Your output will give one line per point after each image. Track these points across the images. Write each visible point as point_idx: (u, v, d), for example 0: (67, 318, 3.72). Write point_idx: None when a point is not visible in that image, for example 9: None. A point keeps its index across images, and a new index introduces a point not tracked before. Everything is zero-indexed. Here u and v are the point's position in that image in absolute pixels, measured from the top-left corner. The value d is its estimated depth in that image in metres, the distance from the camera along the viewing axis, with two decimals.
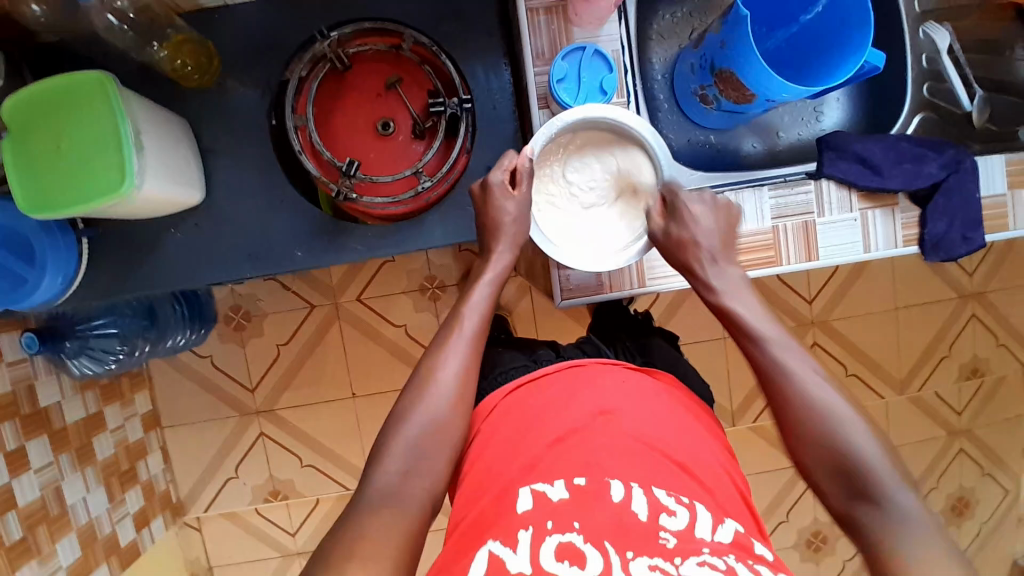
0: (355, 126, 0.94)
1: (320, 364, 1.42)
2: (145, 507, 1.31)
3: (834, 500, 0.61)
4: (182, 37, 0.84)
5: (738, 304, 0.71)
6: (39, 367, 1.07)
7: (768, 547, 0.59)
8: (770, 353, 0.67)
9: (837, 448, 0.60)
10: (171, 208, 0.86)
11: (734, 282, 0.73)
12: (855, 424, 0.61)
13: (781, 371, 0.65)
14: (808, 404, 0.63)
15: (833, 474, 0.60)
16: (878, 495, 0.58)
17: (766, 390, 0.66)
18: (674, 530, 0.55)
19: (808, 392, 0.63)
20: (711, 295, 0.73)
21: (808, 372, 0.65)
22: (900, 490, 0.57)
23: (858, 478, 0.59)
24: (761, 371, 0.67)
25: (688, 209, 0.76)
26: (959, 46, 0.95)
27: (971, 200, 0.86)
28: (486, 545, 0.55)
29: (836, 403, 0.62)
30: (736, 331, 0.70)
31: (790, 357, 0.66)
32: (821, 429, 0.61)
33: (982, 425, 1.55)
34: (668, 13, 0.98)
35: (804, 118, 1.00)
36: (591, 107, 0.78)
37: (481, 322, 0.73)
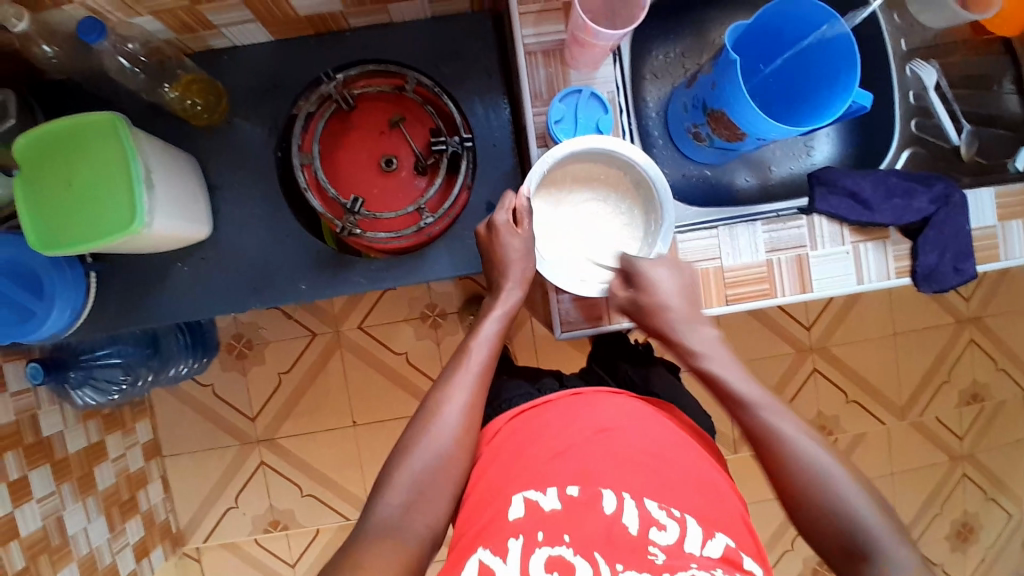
0: (359, 162, 0.95)
1: (321, 392, 1.43)
2: (145, 537, 1.31)
3: (834, 561, 0.64)
4: (191, 77, 0.87)
5: (723, 371, 0.74)
6: (43, 398, 1.08)
7: (758, 563, 0.60)
8: (760, 418, 0.69)
9: (834, 513, 0.63)
10: (178, 243, 0.88)
11: (710, 343, 0.76)
12: (842, 479, 0.65)
13: (774, 436, 0.68)
14: (801, 468, 0.65)
15: (835, 539, 0.63)
16: (877, 556, 0.61)
17: (758, 453, 0.69)
18: (663, 545, 0.56)
19: (801, 455, 0.66)
20: (691, 361, 0.76)
21: (800, 434, 0.68)
22: (892, 544, 0.61)
23: (858, 541, 0.62)
24: (751, 436, 0.70)
25: (650, 274, 0.79)
26: (945, 82, 0.98)
27: (962, 232, 0.88)
28: (476, 553, 0.57)
29: (827, 461, 0.65)
30: (724, 398, 0.73)
31: (781, 421, 0.68)
32: (814, 495, 0.64)
33: (984, 449, 1.55)
34: (661, 53, 1.02)
35: (796, 153, 1.03)
36: (578, 140, 0.79)
37: (490, 355, 0.75)
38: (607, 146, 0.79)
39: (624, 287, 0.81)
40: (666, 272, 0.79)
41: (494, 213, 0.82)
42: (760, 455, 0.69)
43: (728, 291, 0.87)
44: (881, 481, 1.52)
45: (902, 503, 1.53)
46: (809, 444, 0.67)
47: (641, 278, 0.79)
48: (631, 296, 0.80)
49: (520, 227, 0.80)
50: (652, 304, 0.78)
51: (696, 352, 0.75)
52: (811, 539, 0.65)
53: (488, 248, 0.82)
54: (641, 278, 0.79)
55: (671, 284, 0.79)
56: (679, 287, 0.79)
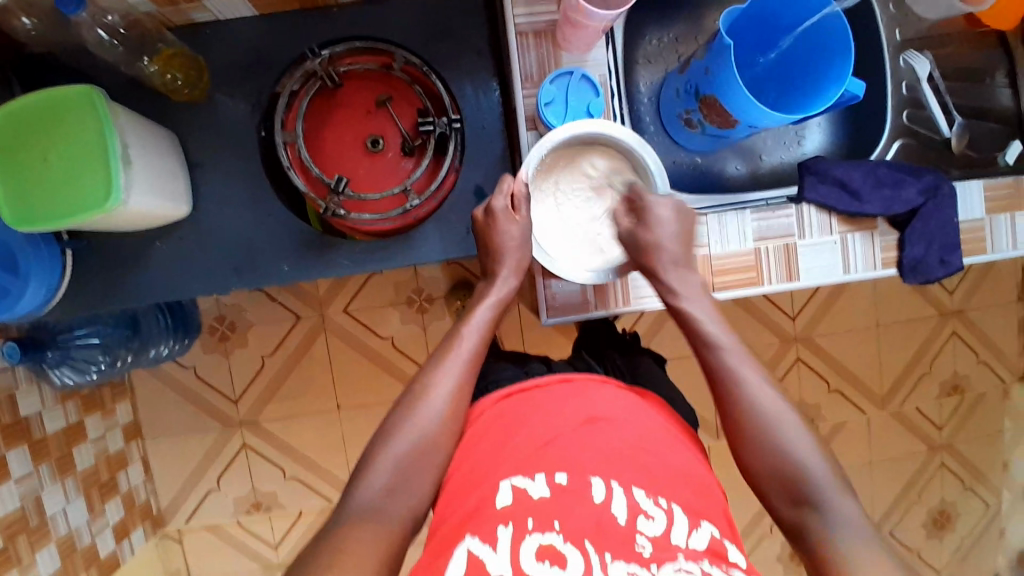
0: (344, 142, 0.93)
1: (305, 375, 1.42)
2: (126, 518, 1.29)
3: (778, 506, 0.64)
4: (172, 51, 0.84)
5: (692, 307, 0.74)
6: (20, 377, 1.06)
7: (741, 552, 0.60)
8: (723, 358, 0.70)
9: (782, 458, 0.64)
10: (157, 221, 0.85)
11: (693, 288, 0.76)
12: (792, 425, 0.65)
13: (733, 377, 0.68)
14: (756, 414, 0.66)
15: (779, 484, 0.64)
16: (816, 500, 0.62)
17: (716, 395, 0.69)
18: (650, 535, 0.57)
19: (755, 400, 0.67)
20: (669, 300, 0.76)
21: (758, 381, 0.68)
22: (835, 495, 0.62)
23: (802, 486, 0.62)
24: (710, 375, 0.70)
25: (654, 211, 0.77)
26: (938, 73, 0.98)
27: (949, 224, 0.88)
28: (465, 542, 0.56)
29: (782, 412, 0.66)
30: (695, 342, 0.73)
31: (742, 369, 0.69)
32: (761, 435, 0.65)
33: (962, 440, 1.57)
34: (655, 38, 1.00)
35: (786, 142, 1.02)
36: (577, 124, 0.78)
37: (480, 341, 0.74)
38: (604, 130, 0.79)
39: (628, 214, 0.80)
40: (669, 212, 0.78)
41: (492, 197, 0.81)
42: (717, 391, 0.69)
43: (715, 279, 0.87)
44: (860, 470, 1.54)
45: (881, 490, 1.56)
46: (763, 390, 0.67)
47: (647, 211, 0.77)
48: (633, 227, 0.78)
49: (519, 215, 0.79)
50: (652, 240, 0.77)
51: (674, 290, 0.76)
52: (755, 482, 0.66)
53: (482, 234, 0.80)
54: (649, 214, 0.77)
55: (673, 228, 0.77)
56: (678, 229, 0.78)
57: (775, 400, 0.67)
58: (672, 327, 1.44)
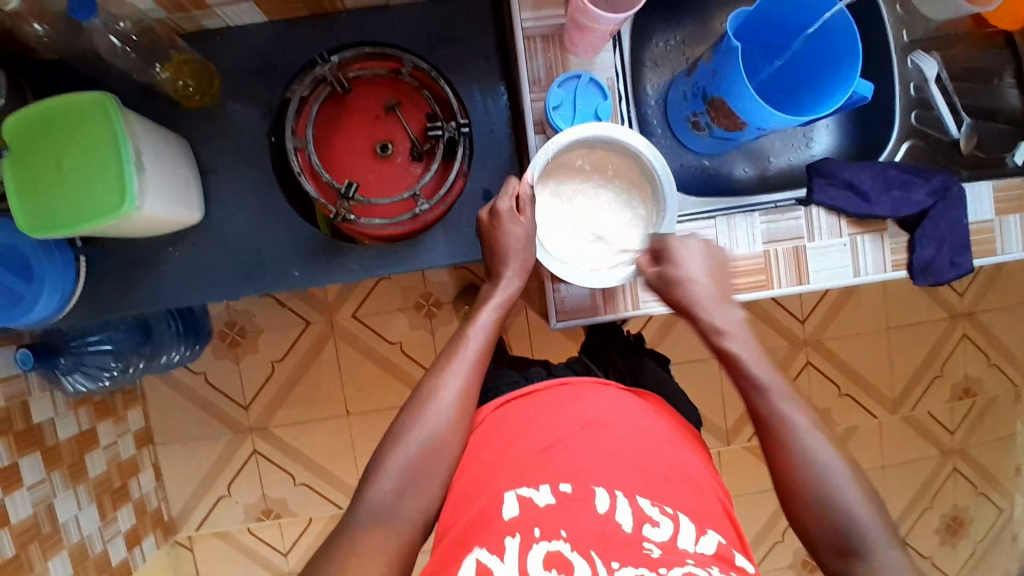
0: (353, 147, 0.93)
1: (314, 381, 1.42)
2: (137, 525, 1.30)
3: (824, 556, 0.64)
4: (183, 58, 0.86)
5: (737, 345, 0.73)
6: (33, 383, 1.07)
7: (747, 559, 0.60)
8: (771, 404, 0.68)
9: (835, 510, 0.63)
10: (169, 227, 0.86)
11: (734, 323, 0.75)
12: (841, 473, 0.64)
13: (785, 427, 0.67)
14: (806, 464, 0.65)
15: (831, 536, 0.63)
16: (866, 552, 0.61)
17: (764, 440, 0.68)
18: (658, 541, 0.56)
19: (807, 450, 0.66)
20: (712, 339, 0.75)
21: (810, 430, 0.67)
22: (885, 546, 0.61)
23: (853, 540, 0.62)
24: (757, 418, 0.69)
25: (680, 252, 0.78)
26: (947, 75, 0.97)
27: (959, 225, 0.88)
28: (474, 553, 0.56)
29: (830, 459, 0.65)
30: (740, 382, 0.72)
31: (792, 417, 0.67)
32: (813, 490, 0.64)
33: (975, 444, 1.56)
34: (662, 41, 1.01)
35: (794, 144, 1.02)
36: (579, 128, 0.78)
37: (486, 343, 0.74)
38: (608, 134, 0.78)
39: (652, 265, 0.80)
40: (696, 250, 0.79)
41: (497, 199, 0.81)
42: (762, 434, 0.69)
43: None
44: (872, 475, 1.53)
45: (893, 496, 1.54)
46: (811, 437, 0.66)
47: (672, 254, 0.78)
48: (659, 273, 0.78)
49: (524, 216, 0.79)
50: (684, 296, 0.77)
51: (720, 329, 0.74)
52: (803, 531, 0.65)
53: (489, 237, 0.81)
54: (676, 258, 0.78)
55: (700, 263, 0.78)
56: (706, 267, 0.79)
57: (828, 449, 0.66)
58: (680, 331, 1.43)
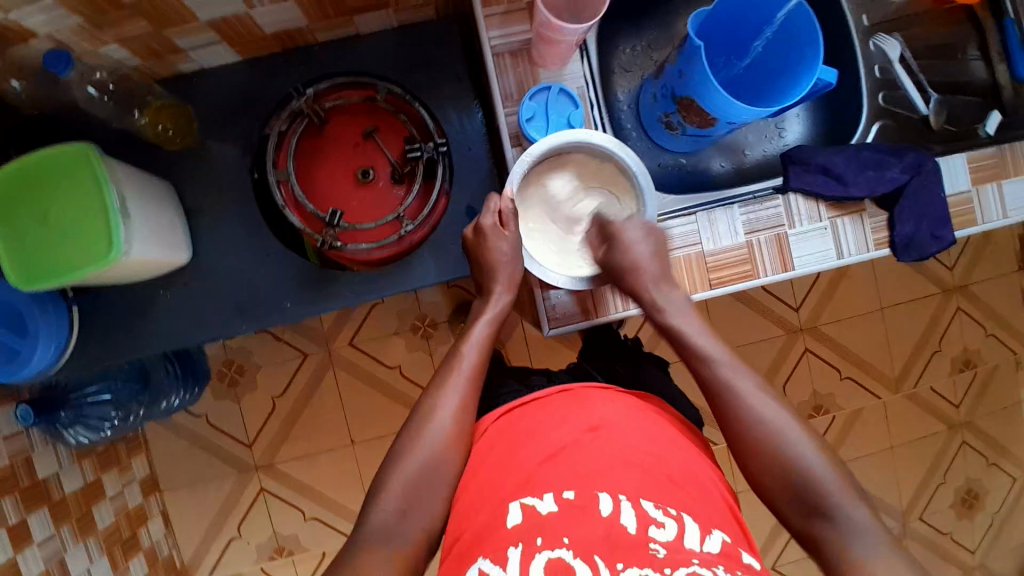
0: (335, 175, 0.95)
1: (317, 413, 1.42)
2: (150, 574, 1.28)
3: (790, 517, 0.64)
4: (160, 104, 0.88)
5: (679, 321, 0.76)
6: (35, 440, 1.06)
7: (754, 557, 0.60)
8: (715, 372, 0.70)
9: (788, 466, 0.64)
10: (159, 270, 0.87)
11: (676, 303, 0.78)
12: (793, 433, 0.65)
13: (732, 393, 0.68)
14: (755, 425, 0.66)
15: (791, 494, 0.63)
16: (827, 509, 0.61)
17: (715, 409, 0.70)
18: (663, 541, 0.56)
19: (756, 412, 0.67)
20: (655, 316, 0.78)
21: (755, 393, 0.68)
22: (847, 502, 0.61)
23: (815, 497, 0.62)
24: (705, 389, 0.71)
25: (625, 235, 0.80)
26: (909, 53, 0.99)
27: (937, 199, 0.89)
28: (477, 563, 0.57)
29: (779, 419, 0.66)
30: (686, 355, 0.74)
31: (738, 381, 0.69)
32: (765, 450, 0.65)
33: (980, 415, 1.56)
34: (628, 47, 1.03)
35: (767, 136, 1.04)
36: (548, 139, 0.79)
37: (480, 359, 0.75)
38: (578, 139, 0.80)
39: (600, 243, 0.83)
40: (641, 236, 0.80)
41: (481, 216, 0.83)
42: (712, 405, 0.70)
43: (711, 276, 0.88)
44: (882, 456, 1.53)
45: (905, 475, 1.54)
46: (756, 399, 0.67)
47: (615, 234, 0.81)
48: (607, 254, 0.81)
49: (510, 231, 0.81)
50: (627, 261, 0.79)
51: (659, 307, 0.78)
52: (765, 494, 0.65)
53: (474, 251, 0.83)
54: (618, 237, 0.80)
55: (645, 248, 0.80)
56: (654, 252, 0.80)
57: (776, 410, 0.67)
58: None
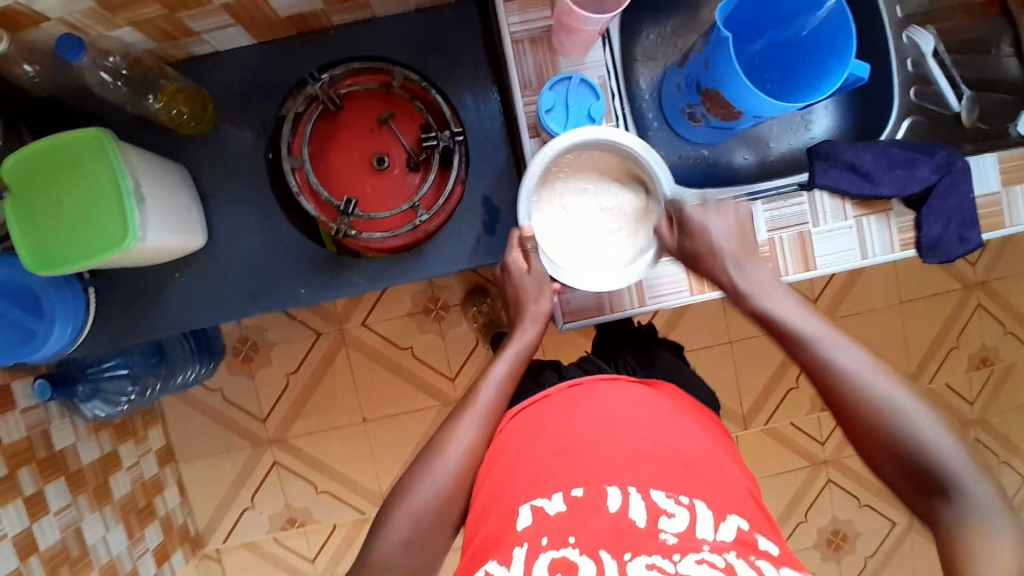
0: (349, 162, 0.94)
1: (329, 390, 1.44)
2: (165, 541, 1.32)
3: (905, 493, 0.64)
4: (175, 86, 0.85)
5: (774, 305, 0.74)
6: (53, 411, 1.08)
7: (771, 539, 0.59)
8: (818, 354, 0.69)
9: (908, 449, 0.62)
10: (174, 254, 0.87)
11: (774, 288, 0.75)
12: (908, 411, 0.64)
13: (842, 374, 0.67)
14: (871, 408, 0.65)
15: (907, 475, 0.63)
16: (947, 487, 0.60)
17: (823, 392, 0.68)
18: (674, 531, 0.56)
19: (870, 392, 0.65)
20: (746, 301, 0.76)
21: (879, 376, 0.66)
22: (973, 480, 0.60)
23: (931, 475, 0.61)
24: (812, 370, 0.69)
25: (696, 219, 0.78)
26: (943, 48, 0.95)
27: (967, 200, 0.87)
28: (485, 566, 0.57)
29: (895, 398, 0.64)
30: (786, 341, 0.72)
31: (853, 366, 0.67)
32: (879, 431, 0.64)
33: (994, 412, 1.54)
34: (652, 33, 1.00)
35: (793, 128, 1.01)
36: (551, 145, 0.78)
37: (499, 395, 0.73)
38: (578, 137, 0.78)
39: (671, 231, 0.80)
40: (724, 223, 0.78)
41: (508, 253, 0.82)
42: (820, 388, 0.69)
43: None
44: None
45: None
46: (869, 376, 0.66)
47: (687, 223, 0.78)
48: (680, 244, 0.79)
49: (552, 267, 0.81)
50: (709, 259, 0.77)
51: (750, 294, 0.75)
52: (883, 475, 0.65)
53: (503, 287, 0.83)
54: (692, 224, 0.78)
55: (727, 234, 0.78)
56: (733, 234, 0.78)
57: (900, 395, 0.64)
58: (690, 319, 1.43)
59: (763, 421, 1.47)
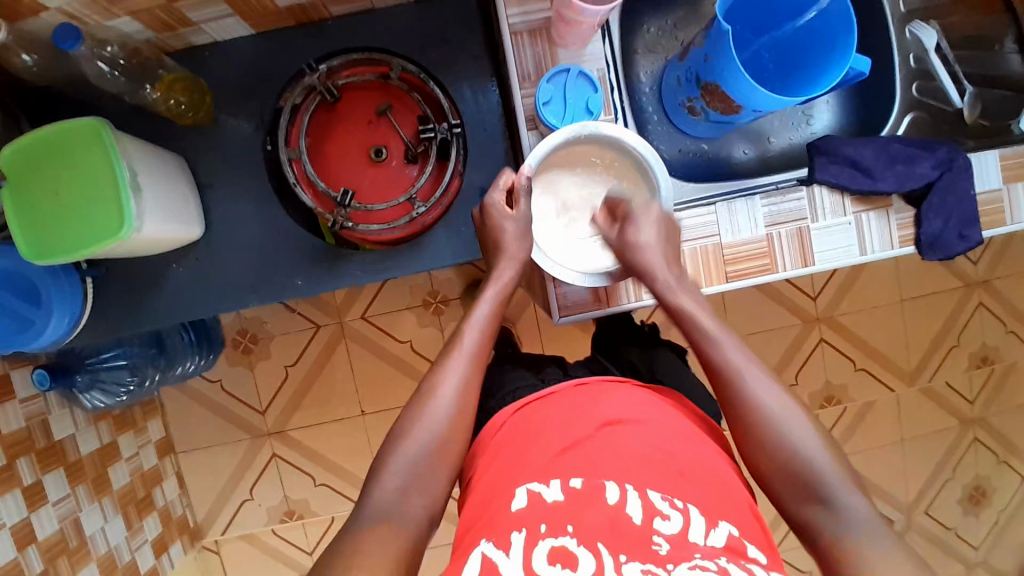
0: (348, 153, 0.94)
1: (328, 383, 1.44)
2: (163, 533, 1.32)
3: (784, 501, 0.63)
4: (173, 76, 0.85)
5: (686, 304, 0.75)
6: (52, 403, 1.09)
7: (760, 548, 0.59)
8: (718, 353, 0.69)
9: (791, 454, 0.63)
10: (172, 244, 0.87)
11: (685, 289, 0.77)
12: (795, 420, 0.64)
13: (736, 376, 0.67)
14: (761, 411, 0.65)
15: (784, 477, 0.63)
16: (824, 496, 0.60)
17: (716, 389, 0.69)
18: (667, 535, 0.56)
19: (756, 395, 0.66)
20: (666, 299, 0.76)
21: (762, 383, 0.66)
22: (846, 491, 0.60)
23: (807, 478, 0.61)
24: (711, 370, 0.69)
25: (642, 216, 0.79)
26: (945, 44, 0.94)
27: (968, 197, 0.86)
28: (479, 547, 0.56)
29: (778, 405, 0.65)
30: (694, 341, 0.72)
31: (748, 371, 0.67)
32: (764, 431, 0.64)
33: (995, 412, 1.54)
34: (654, 26, 0.99)
35: (794, 123, 1.01)
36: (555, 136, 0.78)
37: (483, 339, 0.74)
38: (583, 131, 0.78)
39: (614, 228, 0.81)
40: (654, 219, 0.79)
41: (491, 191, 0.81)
42: (713, 387, 0.69)
43: (728, 268, 0.86)
44: (891, 448, 1.52)
45: (913, 467, 1.53)
46: (760, 380, 0.67)
47: (632, 217, 0.79)
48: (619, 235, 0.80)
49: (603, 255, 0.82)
50: (636, 261, 0.78)
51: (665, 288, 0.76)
52: (763, 480, 0.65)
53: (482, 228, 0.81)
54: (636, 220, 0.79)
55: (657, 231, 0.78)
56: (659, 235, 0.79)
57: (784, 406, 0.65)
58: None
59: None
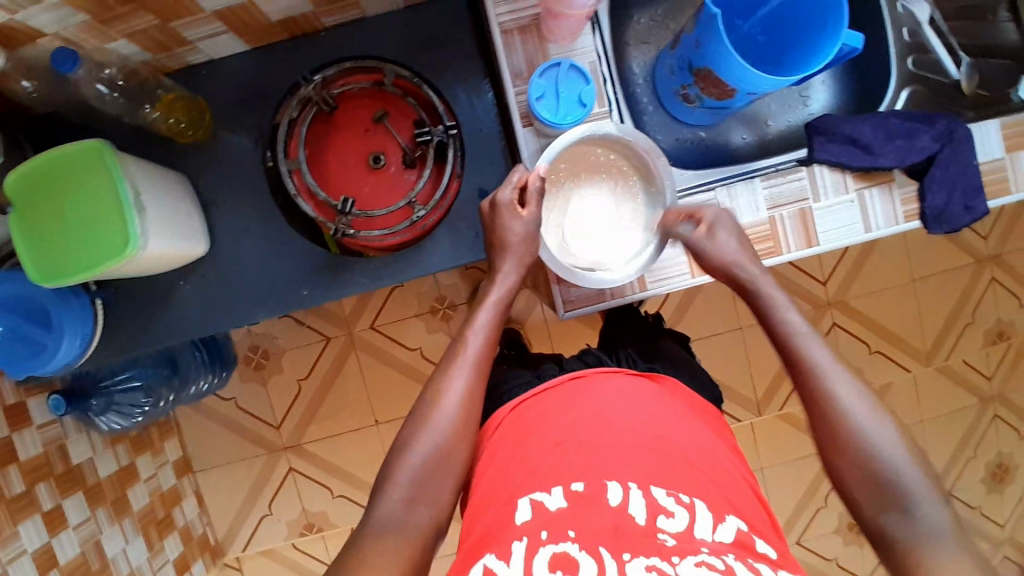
0: (347, 163, 0.95)
1: (341, 394, 1.44)
2: (185, 552, 1.33)
3: (861, 509, 0.60)
4: (171, 96, 0.87)
5: (773, 290, 0.72)
6: (69, 426, 1.10)
7: (770, 543, 0.59)
8: (799, 349, 0.67)
9: (872, 463, 0.60)
10: (177, 262, 0.88)
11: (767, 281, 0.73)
12: (876, 422, 0.62)
13: (822, 379, 0.64)
14: (842, 414, 0.62)
15: (868, 486, 0.60)
16: (907, 505, 0.58)
17: (797, 389, 0.66)
18: (673, 531, 0.55)
19: (840, 401, 0.63)
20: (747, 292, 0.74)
21: (852, 391, 0.63)
22: (926, 500, 0.58)
23: (888, 486, 0.59)
24: (795, 370, 0.67)
25: (716, 228, 0.77)
26: (940, 15, 0.94)
27: (970, 167, 0.85)
28: (483, 559, 0.56)
29: (861, 407, 0.62)
30: (775, 339, 0.69)
31: (833, 374, 0.64)
32: (846, 433, 0.62)
33: (1014, 388, 1.51)
34: (644, 17, 0.99)
35: (790, 105, 1.01)
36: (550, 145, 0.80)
37: (486, 345, 0.73)
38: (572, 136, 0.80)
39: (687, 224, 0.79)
40: (728, 232, 0.76)
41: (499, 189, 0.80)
42: (795, 385, 0.67)
43: None
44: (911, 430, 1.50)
45: (935, 448, 1.51)
46: (836, 377, 0.64)
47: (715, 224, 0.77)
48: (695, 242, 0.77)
49: (616, 169, 0.86)
50: (721, 262, 0.75)
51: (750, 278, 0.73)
52: (843, 487, 0.62)
53: (489, 226, 0.80)
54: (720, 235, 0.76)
55: (737, 242, 0.76)
56: (737, 241, 0.76)
57: (876, 420, 0.62)
58: (698, 306, 1.42)
59: (778, 407, 1.45)
